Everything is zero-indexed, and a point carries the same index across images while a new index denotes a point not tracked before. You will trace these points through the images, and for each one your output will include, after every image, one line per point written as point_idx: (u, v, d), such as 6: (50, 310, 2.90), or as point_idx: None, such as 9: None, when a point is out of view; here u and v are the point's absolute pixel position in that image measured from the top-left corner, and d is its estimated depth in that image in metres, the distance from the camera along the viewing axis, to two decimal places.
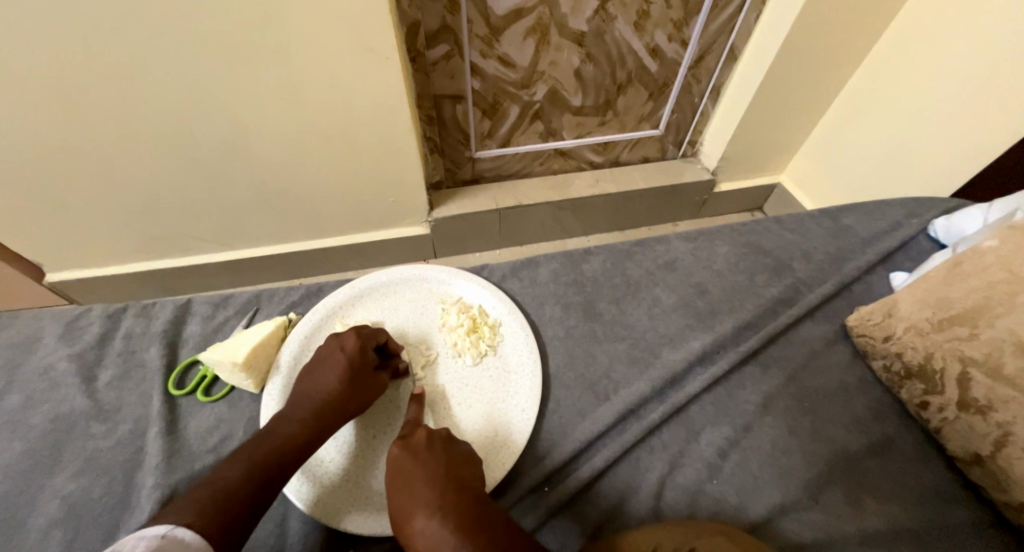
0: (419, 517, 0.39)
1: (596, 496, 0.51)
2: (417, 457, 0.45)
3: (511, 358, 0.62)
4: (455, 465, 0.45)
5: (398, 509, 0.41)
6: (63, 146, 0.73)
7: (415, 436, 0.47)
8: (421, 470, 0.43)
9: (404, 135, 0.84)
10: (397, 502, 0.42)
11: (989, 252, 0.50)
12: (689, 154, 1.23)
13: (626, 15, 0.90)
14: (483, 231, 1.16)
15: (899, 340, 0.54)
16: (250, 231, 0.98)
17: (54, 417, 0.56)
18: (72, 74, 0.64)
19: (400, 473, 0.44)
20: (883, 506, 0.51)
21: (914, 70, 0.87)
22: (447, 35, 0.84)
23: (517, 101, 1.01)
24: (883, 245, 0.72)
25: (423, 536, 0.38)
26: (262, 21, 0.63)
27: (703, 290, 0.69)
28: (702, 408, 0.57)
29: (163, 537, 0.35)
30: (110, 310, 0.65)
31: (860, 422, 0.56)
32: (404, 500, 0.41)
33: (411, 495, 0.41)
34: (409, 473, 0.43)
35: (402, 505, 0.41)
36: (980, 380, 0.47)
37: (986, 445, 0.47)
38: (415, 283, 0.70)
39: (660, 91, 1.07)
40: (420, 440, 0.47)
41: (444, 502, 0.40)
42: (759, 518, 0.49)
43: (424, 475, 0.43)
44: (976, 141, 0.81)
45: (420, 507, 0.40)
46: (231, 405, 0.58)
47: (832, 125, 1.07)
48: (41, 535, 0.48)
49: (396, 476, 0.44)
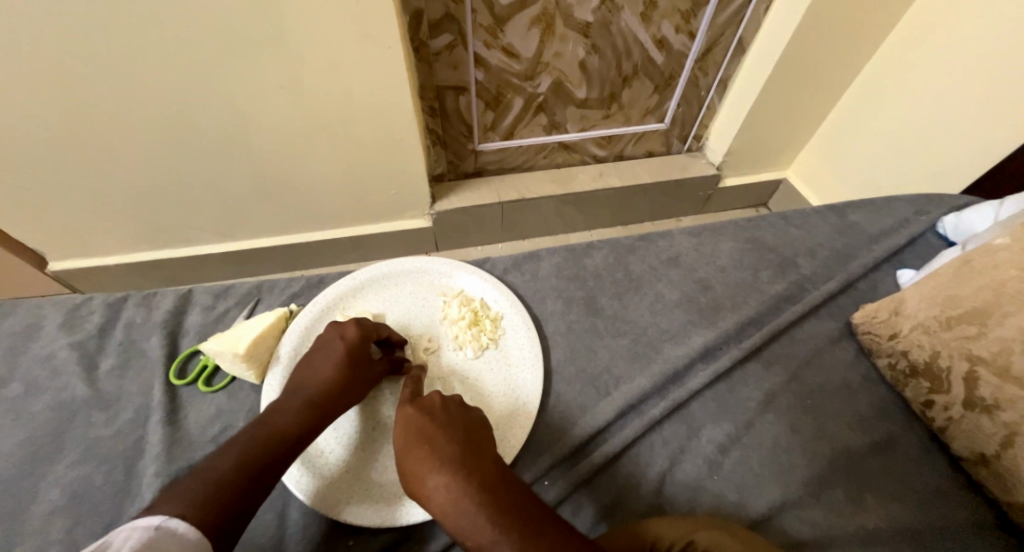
0: (443, 474, 0.39)
1: (598, 489, 0.51)
2: (433, 418, 0.45)
3: (511, 351, 0.62)
4: (471, 429, 0.45)
5: (414, 464, 0.41)
6: (63, 134, 0.73)
7: (428, 399, 0.47)
8: (440, 429, 0.43)
9: (406, 127, 0.84)
10: (413, 458, 0.42)
11: (1000, 250, 0.49)
12: (694, 148, 1.21)
13: (633, 6, 0.88)
14: (485, 225, 1.15)
15: (905, 338, 0.54)
16: (251, 221, 0.98)
17: (54, 405, 0.56)
18: (69, 60, 0.63)
19: (416, 431, 0.43)
20: (884, 505, 0.50)
21: (925, 64, 0.85)
22: (450, 24, 0.83)
23: (521, 93, 1.00)
24: (891, 242, 0.71)
25: (445, 492, 0.38)
26: (263, 7, 0.62)
27: (706, 285, 0.68)
28: (704, 405, 0.57)
29: (157, 528, 0.35)
30: (111, 300, 0.65)
31: (863, 420, 0.56)
32: (422, 456, 0.41)
33: (431, 452, 0.41)
34: (428, 430, 0.43)
35: (420, 461, 0.41)
36: (988, 380, 0.46)
37: (992, 445, 0.46)
38: (415, 276, 0.69)
39: (666, 83, 1.05)
40: (433, 402, 0.47)
41: (466, 462, 0.40)
42: (759, 515, 0.49)
43: (444, 434, 0.43)
44: (985, 137, 0.80)
45: (441, 465, 0.40)
46: (231, 396, 0.58)
47: (839, 120, 1.05)
48: (42, 522, 0.48)
49: (412, 432, 0.44)
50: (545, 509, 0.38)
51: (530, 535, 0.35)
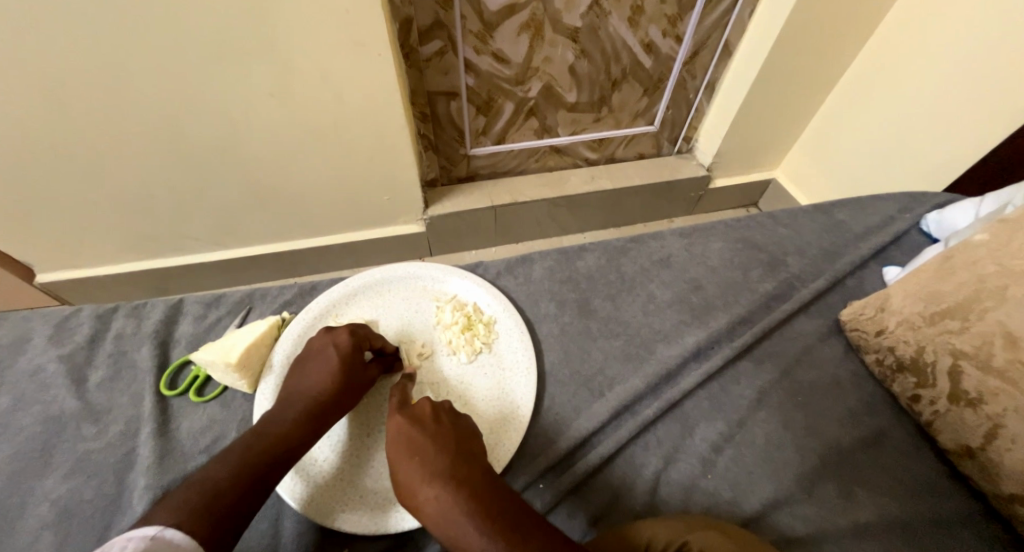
0: (433, 485, 0.40)
1: (592, 492, 0.51)
2: (423, 428, 0.45)
3: (505, 354, 0.62)
4: (462, 437, 0.45)
5: (405, 476, 0.42)
6: (51, 145, 0.73)
7: (418, 407, 0.47)
8: (430, 439, 0.44)
9: (397, 133, 0.84)
10: (405, 470, 0.42)
11: (980, 246, 0.50)
12: (684, 150, 1.22)
13: (620, 11, 0.90)
14: (478, 229, 1.15)
15: (892, 334, 0.54)
16: (242, 229, 0.97)
17: (42, 419, 0.55)
18: (57, 68, 0.63)
19: (407, 442, 0.44)
20: (875, 499, 0.51)
21: (908, 63, 0.87)
22: (440, 30, 0.83)
23: (511, 98, 1.00)
24: (876, 240, 0.72)
25: (436, 504, 0.39)
26: (251, 14, 0.62)
27: (697, 285, 0.69)
28: (697, 404, 0.57)
29: (152, 538, 0.35)
30: (100, 310, 0.64)
31: (853, 415, 0.56)
32: (412, 468, 0.42)
33: (421, 464, 0.42)
34: (418, 441, 0.43)
35: (410, 473, 0.42)
36: (972, 373, 0.47)
37: (977, 438, 0.47)
38: (408, 282, 0.69)
39: (654, 87, 1.06)
40: (424, 410, 0.47)
41: (456, 472, 0.41)
42: (753, 512, 0.50)
43: (434, 444, 0.43)
44: (968, 135, 0.81)
45: (432, 477, 0.40)
46: (223, 405, 0.58)
47: (826, 121, 1.07)
48: (31, 537, 0.48)
49: (402, 443, 0.44)
50: (535, 516, 0.39)
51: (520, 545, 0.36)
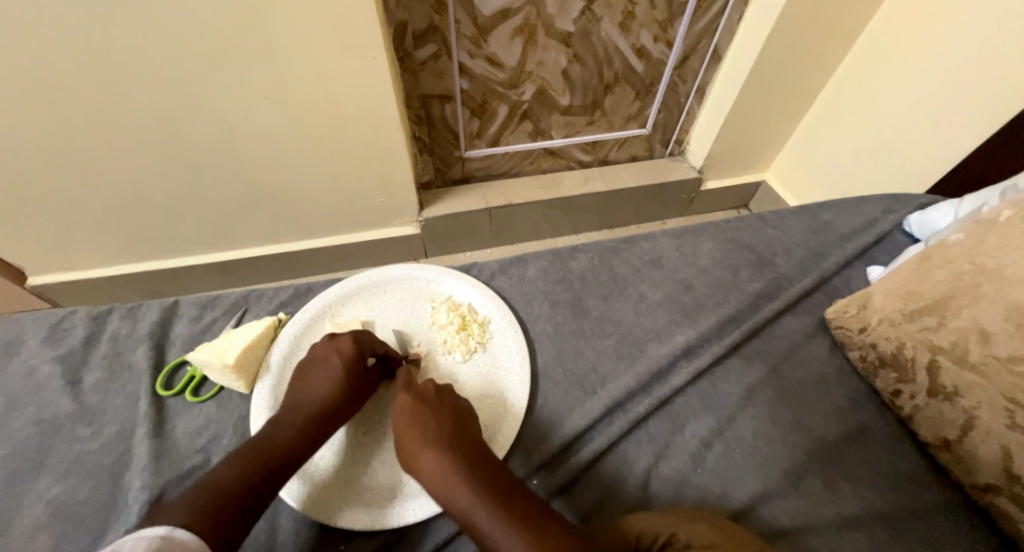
0: (433, 451, 0.42)
1: (585, 486, 0.52)
2: (428, 402, 0.48)
3: (499, 354, 0.63)
4: (461, 414, 0.48)
5: (409, 442, 0.44)
6: (45, 147, 0.73)
7: (422, 385, 0.50)
8: (435, 412, 0.46)
9: (392, 135, 0.85)
10: (409, 437, 0.45)
11: (955, 245, 0.51)
12: (676, 153, 1.24)
13: (612, 16, 0.91)
14: (473, 231, 1.16)
15: (874, 331, 0.56)
16: (237, 231, 0.98)
17: (38, 420, 0.56)
18: (53, 70, 0.64)
19: (412, 413, 0.46)
20: (859, 491, 0.52)
21: (892, 68, 0.89)
22: (434, 34, 0.84)
23: (505, 101, 1.02)
24: (861, 240, 0.74)
25: (435, 468, 0.41)
26: (247, 17, 0.63)
27: (687, 285, 0.70)
28: (688, 401, 0.59)
29: (163, 538, 0.36)
30: (95, 312, 0.65)
31: (838, 411, 0.58)
32: (416, 434, 0.44)
33: (424, 432, 0.44)
34: (423, 413, 0.46)
35: (413, 440, 0.44)
36: (948, 368, 0.49)
37: (954, 430, 0.49)
38: (404, 283, 0.70)
39: (646, 90, 1.08)
40: (428, 389, 0.50)
41: (455, 443, 0.43)
42: (741, 505, 0.51)
43: (438, 416, 0.46)
44: (949, 138, 0.84)
45: (433, 443, 0.43)
46: (220, 405, 0.58)
47: (814, 124, 1.09)
48: (28, 537, 0.48)
49: (408, 415, 0.46)
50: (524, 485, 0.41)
51: (510, 503, 0.38)
